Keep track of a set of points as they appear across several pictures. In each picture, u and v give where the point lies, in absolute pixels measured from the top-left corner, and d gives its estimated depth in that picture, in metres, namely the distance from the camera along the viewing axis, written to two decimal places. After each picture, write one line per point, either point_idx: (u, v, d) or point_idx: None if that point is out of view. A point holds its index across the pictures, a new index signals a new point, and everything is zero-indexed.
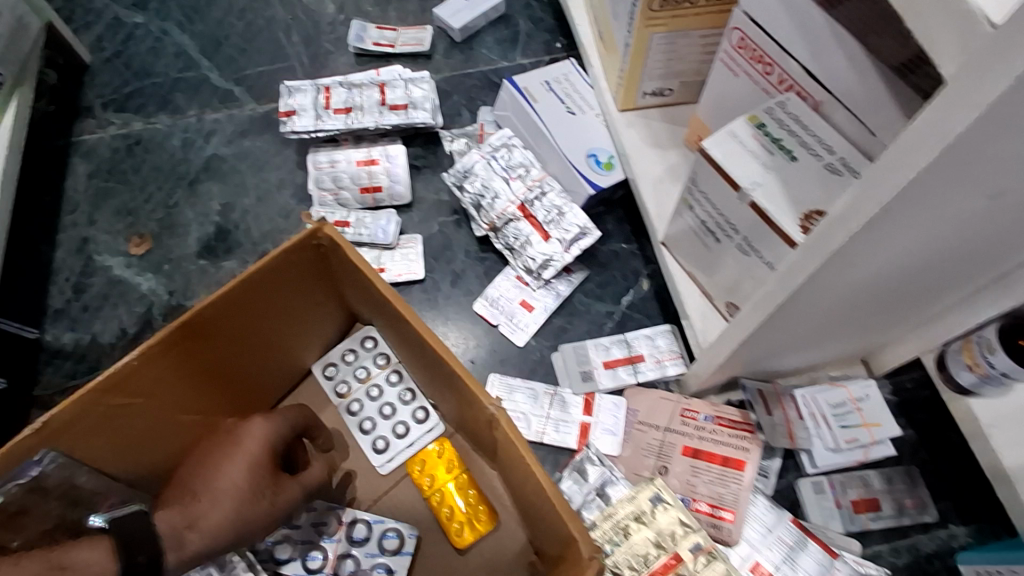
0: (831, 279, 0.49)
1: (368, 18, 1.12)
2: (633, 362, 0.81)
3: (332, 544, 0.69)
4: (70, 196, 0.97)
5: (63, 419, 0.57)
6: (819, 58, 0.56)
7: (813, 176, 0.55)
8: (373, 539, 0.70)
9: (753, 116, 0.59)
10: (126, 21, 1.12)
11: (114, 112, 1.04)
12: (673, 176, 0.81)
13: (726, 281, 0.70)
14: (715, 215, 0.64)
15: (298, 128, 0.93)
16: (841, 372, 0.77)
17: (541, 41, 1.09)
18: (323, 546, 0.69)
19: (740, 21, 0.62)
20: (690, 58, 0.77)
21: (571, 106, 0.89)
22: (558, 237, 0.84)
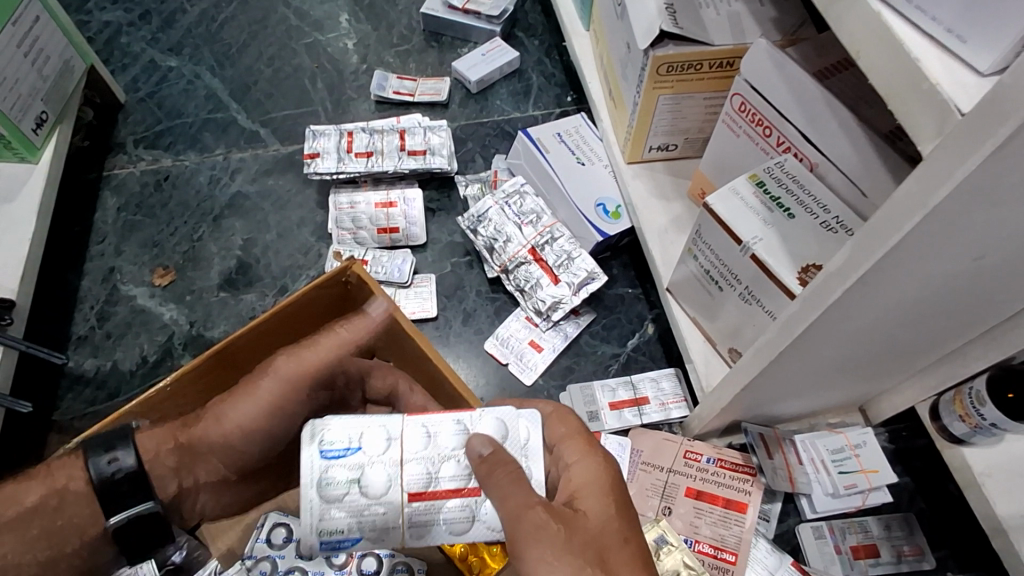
0: (830, 326, 0.52)
1: (390, 68, 1.19)
2: (638, 404, 0.83)
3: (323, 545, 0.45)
4: (99, 227, 1.01)
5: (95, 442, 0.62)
6: (814, 125, 0.61)
7: (810, 232, 0.59)
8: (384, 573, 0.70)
9: (753, 175, 0.64)
10: (160, 64, 1.18)
11: (145, 149, 1.09)
12: (677, 226, 0.85)
13: (728, 327, 0.73)
14: (718, 265, 0.67)
15: (321, 170, 0.98)
16: (839, 420, 0.80)
17: (553, 94, 1.16)
18: (384, 507, 0.45)
19: (742, 88, 0.68)
20: (694, 117, 0.83)
21: (581, 157, 0.94)
22: (567, 281, 0.88)
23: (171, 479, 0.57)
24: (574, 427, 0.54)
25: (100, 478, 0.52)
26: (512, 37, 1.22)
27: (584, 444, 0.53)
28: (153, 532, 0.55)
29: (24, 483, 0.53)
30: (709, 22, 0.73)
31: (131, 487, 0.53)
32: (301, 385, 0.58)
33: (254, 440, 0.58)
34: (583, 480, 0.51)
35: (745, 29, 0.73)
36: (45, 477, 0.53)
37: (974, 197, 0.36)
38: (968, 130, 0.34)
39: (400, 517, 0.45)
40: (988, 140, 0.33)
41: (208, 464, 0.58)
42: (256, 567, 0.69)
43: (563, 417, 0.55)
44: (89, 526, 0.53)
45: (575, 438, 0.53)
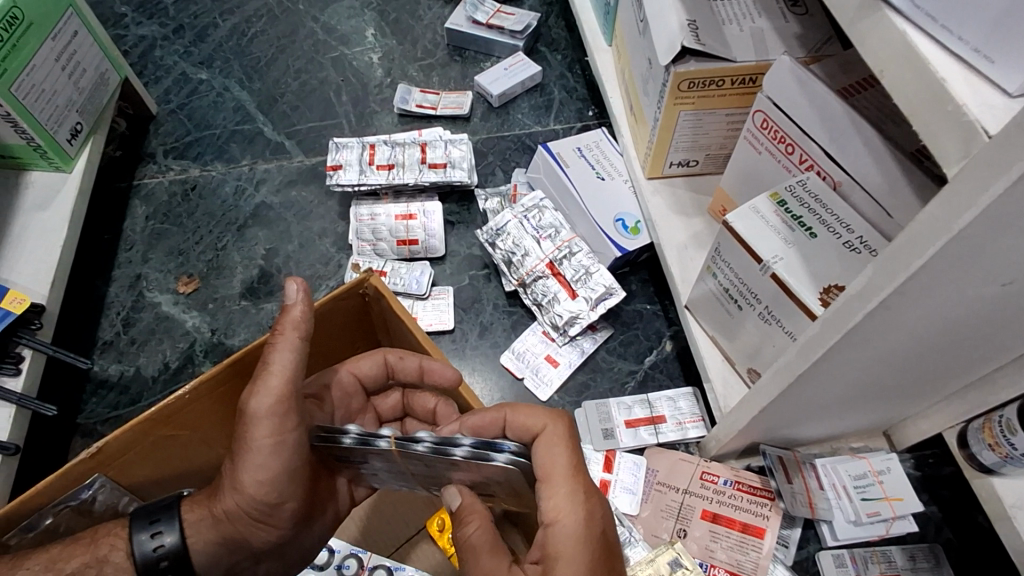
0: (849, 350, 0.51)
1: (413, 82, 1.21)
2: (655, 422, 0.82)
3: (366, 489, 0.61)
4: (127, 236, 1.04)
5: (114, 449, 0.63)
6: (838, 143, 0.60)
7: (833, 253, 0.58)
8: None
9: (775, 193, 0.63)
10: (192, 77, 1.22)
11: (174, 159, 1.12)
12: (697, 243, 0.84)
13: (748, 346, 0.71)
14: (737, 283, 0.66)
15: (343, 181, 0.99)
16: (862, 445, 0.78)
17: (575, 109, 1.16)
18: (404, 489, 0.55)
19: (765, 105, 0.67)
20: (715, 134, 0.82)
21: (601, 172, 0.94)
22: (584, 296, 0.88)
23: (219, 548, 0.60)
24: (558, 464, 0.50)
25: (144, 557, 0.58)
26: (535, 52, 1.23)
27: (568, 491, 0.50)
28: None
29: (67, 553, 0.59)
30: (732, 39, 0.73)
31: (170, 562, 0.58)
32: (284, 420, 0.55)
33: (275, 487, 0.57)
34: (566, 542, 0.48)
35: (769, 45, 0.72)
36: (89, 546, 0.59)
37: (999, 223, 0.35)
38: (996, 153, 0.33)
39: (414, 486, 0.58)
40: (1017, 165, 0.32)
41: (248, 522, 0.58)
42: None
43: (552, 439, 0.52)
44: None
45: (572, 484, 0.50)
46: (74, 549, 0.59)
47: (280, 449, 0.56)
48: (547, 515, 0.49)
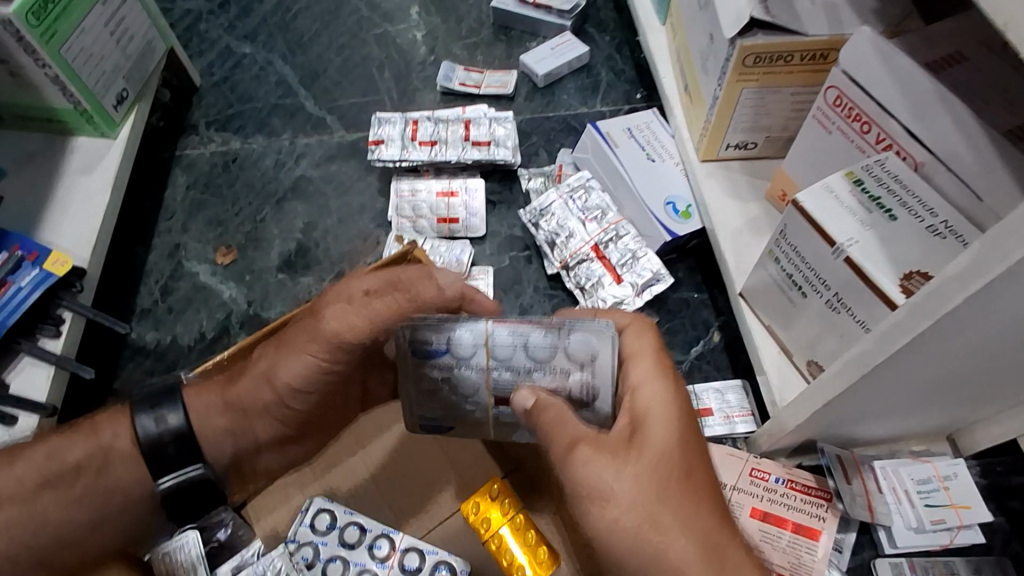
0: (939, 337, 0.47)
1: (457, 60, 1.18)
2: (701, 415, 0.78)
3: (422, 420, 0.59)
4: (168, 205, 1.03)
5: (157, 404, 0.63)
6: (923, 120, 0.56)
7: (913, 237, 0.54)
8: (425, 571, 0.68)
9: (850, 172, 0.59)
10: (236, 51, 1.21)
11: (216, 131, 1.11)
12: (753, 229, 0.80)
13: (808, 337, 0.67)
14: (803, 268, 0.62)
15: (384, 156, 0.97)
16: (923, 449, 0.73)
17: (622, 91, 1.13)
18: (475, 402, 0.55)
19: (839, 80, 0.63)
20: (778, 114, 0.78)
21: (651, 153, 0.91)
22: (630, 281, 0.85)
23: (228, 437, 0.65)
24: (643, 346, 0.53)
25: (148, 438, 0.62)
26: (582, 32, 1.20)
27: (653, 363, 0.52)
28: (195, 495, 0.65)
29: (65, 443, 0.62)
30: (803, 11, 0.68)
31: (176, 445, 0.63)
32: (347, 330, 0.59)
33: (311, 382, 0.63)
34: (647, 402, 0.49)
35: (843, 19, 0.68)
36: (90, 435, 0.62)
37: None
38: None
39: (486, 413, 0.57)
40: None
41: (276, 413, 0.65)
42: (301, 551, 0.70)
43: (636, 338, 0.54)
44: (136, 486, 0.63)
45: (652, 359, 0.52)
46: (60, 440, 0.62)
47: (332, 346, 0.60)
48: (631, 383, 0.51)
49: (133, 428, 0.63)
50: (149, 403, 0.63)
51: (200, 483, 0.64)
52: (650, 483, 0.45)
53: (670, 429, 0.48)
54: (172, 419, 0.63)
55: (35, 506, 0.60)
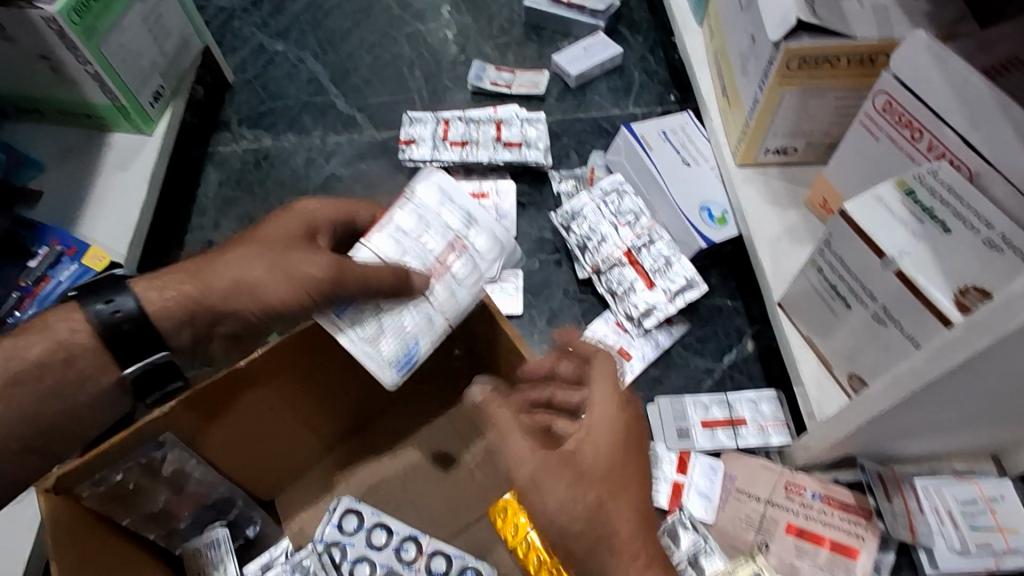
0: (998, 356, 0.45)
1: (488, 59, 1.17)
2: (734, 426, 0.76)
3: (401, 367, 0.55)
4: (200, 201, 1.04)
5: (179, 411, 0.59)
6: (981, 129, 0.54)
7: (969, 252, 0.52)
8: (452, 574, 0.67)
9: (901, 181, 0.57)
10: (268, 48, 1.22)
11: (248, 129, 1.12)
12: (792, 236, 0.78)
13: (848, 349, 0.65)
14: (849, 280, 0.60)
15: (415, 156, 0.97)
16: (966, 467, 0.71)
17: (655, 92, 1.11)
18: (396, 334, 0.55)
19: (889, 85, 0.61)
20: (821, 119, 0.76)
21: (686, 157, 0.89)
22: (663, 287, 0.83)
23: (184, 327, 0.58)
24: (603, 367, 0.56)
25: (102, 323, 0.55)
26: (615, 33, 1.18)
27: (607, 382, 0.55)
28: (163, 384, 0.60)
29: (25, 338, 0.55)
30: (851, 13, 0.66)
31: (132, 328, 0.56)
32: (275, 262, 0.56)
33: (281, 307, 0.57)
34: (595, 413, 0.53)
35: (894, 22, 0.66)
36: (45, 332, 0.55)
37: None
38: None
39: (423, 319, 0.56)
40: None
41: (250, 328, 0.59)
42: (328, 551, 0.68)
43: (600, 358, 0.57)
44: (99, 375, 0.57)
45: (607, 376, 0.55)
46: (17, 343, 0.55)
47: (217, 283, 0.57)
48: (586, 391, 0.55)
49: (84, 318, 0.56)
50: (98, 295, 0.55)
51: (168, 367, 0.59)
52: (571, 479, 0.51)
53: (605, 442, 0.52)
54: (122, 301, 0.56)
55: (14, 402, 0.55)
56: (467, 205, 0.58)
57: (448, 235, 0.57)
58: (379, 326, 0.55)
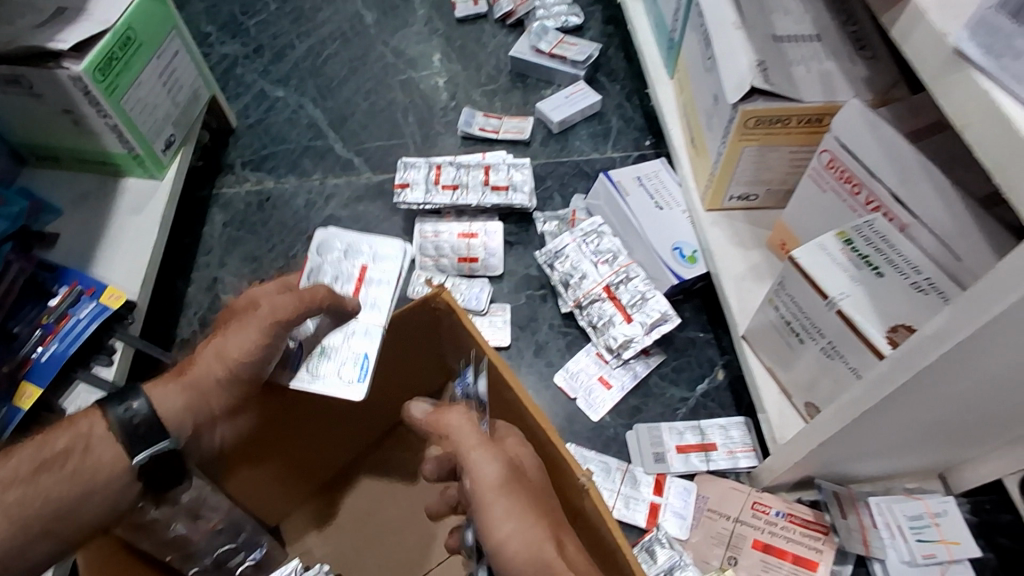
0: (919, 390, 0.53)
1: (477, 106, 1.26)
2: (706, 449, 0.83)
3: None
4: (206, 241, 1.10)
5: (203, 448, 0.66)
6: (908, 186, 0.61)
7: (900, 295, 0.59)
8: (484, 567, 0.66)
9: (842, 232, 0.64)
10: (270, 94, 1.29)
11: (251, 171, 1.19)
12: (755, 275, 0.86)
13: (804, 379, 0.73)
14: (800, 317, 0.68)
15: (410, 200, 1.04)
16: (917, 486, 0.78)
17: (632, 137, 1.20)
18: (330, 371, 0.67)
19: (832, 146, 0.69)
20: (778, 170, 0.84)
21: (659, 202, 0.97)
22: (640, 320, 0.90)
23: (187, 413, 0.62)
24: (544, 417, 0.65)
25: (120, 423, 0.59)
26: (595, 81, 1.27)
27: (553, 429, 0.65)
28: (169, 472, 0.61)
29: (50, 434, 0.59)
30: (799, 80, 0.75)
31: (147, 429, 0.60)
32: (250, 327, 0.61)
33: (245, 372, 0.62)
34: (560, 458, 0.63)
35: (836, 87, 0.75)
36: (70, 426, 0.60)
37: None
38: None
39: (349, 353, 0.68)
40: None
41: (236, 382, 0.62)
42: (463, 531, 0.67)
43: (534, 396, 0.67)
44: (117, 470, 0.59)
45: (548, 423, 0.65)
46: (55, 432, 0.59)
47: (222, 354, 0.61)
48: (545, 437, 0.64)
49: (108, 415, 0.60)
50: (117, 398, 0.60)
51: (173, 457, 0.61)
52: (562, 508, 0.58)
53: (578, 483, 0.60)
54: (138, 406, 0.60)
55: (35, 487, 0.56)
56: (362, 241, 0.77)
57: (357, 265, 0.75)
58: (338, 363, 0.67)
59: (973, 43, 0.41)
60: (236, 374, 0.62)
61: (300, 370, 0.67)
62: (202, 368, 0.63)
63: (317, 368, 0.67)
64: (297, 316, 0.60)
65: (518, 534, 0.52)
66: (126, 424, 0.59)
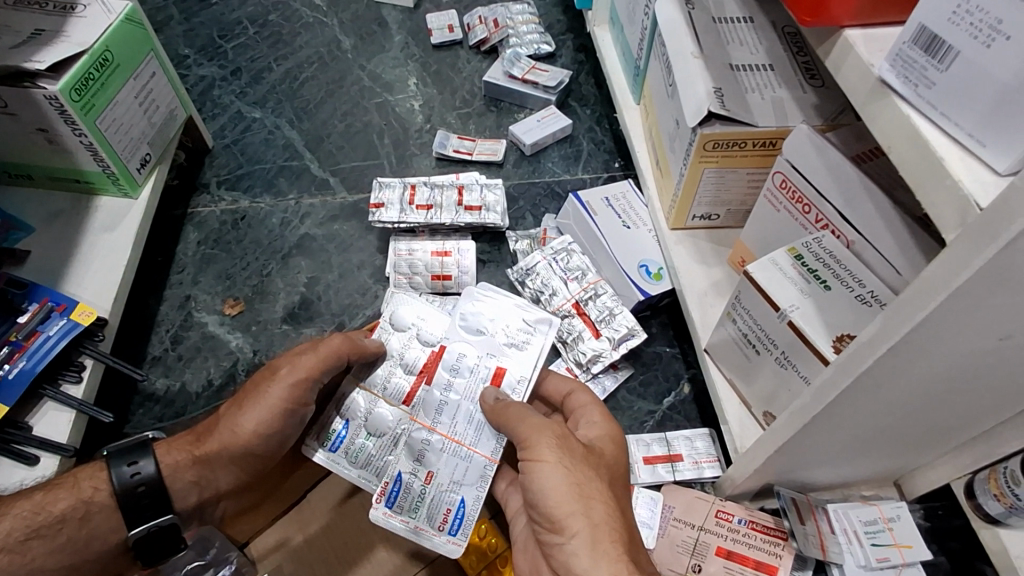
0: (863, 395, 0.56)
1: (451, 128, 1.29)
2: (672, 460, 0.86)
3: (394, 509, 0.72)
4: (180, 259, 1.11)
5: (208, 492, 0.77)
6: (852, 205, 0.65)
7: (845, 306, 0.63)
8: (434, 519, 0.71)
9: (792, 248, 0.69)
10: (246, 116, 1.31)
11: (226, 191, 1.20)
12: (717, 291, 0.90)
13: (764, 391, 0.76)
14: (756, 329, 0.71)
15: (384, 219, 1.06)
16: (873, 493, 0.81)
17: (602, 160, 1.24)
18: (363, 466, 0.76)
19: (784, 167, 0.73)
20: (736, 190, 0.89)
21: (627, 221, 1.01)
22: (607, 335, 0.93)
23: (196, 486, 0.76)
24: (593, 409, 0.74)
25: (125, 487, 0.72)
26: (566, 106, 1.32)
27: (602, 413, 0.73)
28: (162, 543, 0.75)
29: (49, 495, 0.70)
30: (754, 105, 0.79)
31: (143, 492, 0.73)
32: (267, 399, 0.74)
33: (263, 439, 0.75)
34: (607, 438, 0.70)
35: (788, 113, 0.79)
36: (72, 488, 0.71)
37: (993, 281, 0.40)
38: (988, 222, 0.38)
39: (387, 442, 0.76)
40: (1006, 230, 0.37)
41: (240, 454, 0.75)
42: None
43: (582, 393, 0.77)
44: (108, 536, 0.72)
45: (598, 409, 0.74)
46: (58, 492, 0.70)
47: (235, 430, 0.75)
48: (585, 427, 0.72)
49: (110, 481, 0.72)
50: (125, 458, 0.73)
51: (168, 531, 0.74)
52: (606, 474, 0.65)
53: (614, 461, 0.68)
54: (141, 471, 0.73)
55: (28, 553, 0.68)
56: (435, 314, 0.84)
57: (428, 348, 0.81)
58: (368, 454, 0.76)
59: (894, 73, 0.45)
60: (247, 449, 0.75)
61: (336, 452, 0.77)
62: (213, 443, 0.75)
63: (357, 455, 0.76)
64: (313, 376, 0.75)
65: (559, 479, 0.62)
66: (126, 492, 0.72)
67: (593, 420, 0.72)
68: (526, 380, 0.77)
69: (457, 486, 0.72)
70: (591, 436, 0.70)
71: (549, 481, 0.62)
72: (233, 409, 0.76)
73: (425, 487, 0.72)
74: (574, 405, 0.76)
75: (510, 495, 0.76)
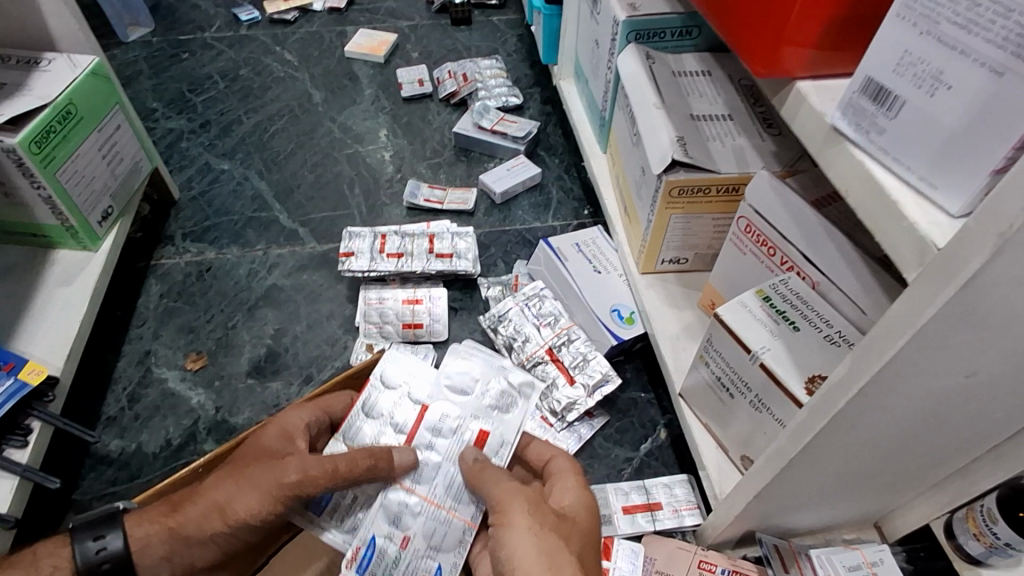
0: (837, 436, 0.55)
1: (422, 178, 1.30)
2: (651, 509, 0.84)
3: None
4: (140, 313, 1.07)
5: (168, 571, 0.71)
6: (815, 247, 0.66)
7: (814, 347, 0.63)
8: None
9: (760, 290, 0.70)
10: (214, 168, 1.30)
11: (192, 242, 1.17)
12: (689, 334, 0.90)
13: (740, 435, 0.75)
14: (729, 373, 0.71)
15: (354, 267, 1.05)
16: (855, 537, 0.80)
17: (571, 207, 1.25)
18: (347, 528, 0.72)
19: (747, 212, 0.75)
20: (703, 235, 0.90)
21: (598, 266, 1.01)
22: (582, 382, 0.92)
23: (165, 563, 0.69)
24: (568, 475, 0.71)
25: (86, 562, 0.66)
26: (535, 155, 1.34)
27: (576, 480, 0.70)
28: None
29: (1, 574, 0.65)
30: (715, 152, 0.82)
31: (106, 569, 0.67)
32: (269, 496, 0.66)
33: (250, 527, 0.68)
34: (582, 507, 0.67)
35: (748, 160, 0.81)
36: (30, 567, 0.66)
37: (955, 317, 0.41)
38: (946, 261, 0.39)
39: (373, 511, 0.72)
40: (965, 268, 0.38)
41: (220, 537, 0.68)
42: None
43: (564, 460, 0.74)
44: None
45: (573, 475, 0.71)
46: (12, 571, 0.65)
47: (225, 511, 0.67)
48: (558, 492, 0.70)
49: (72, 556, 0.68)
50: (90, 533, 0.68)
51: None
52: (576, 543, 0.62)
53: (586, 530, 0.65)
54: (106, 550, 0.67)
55: None
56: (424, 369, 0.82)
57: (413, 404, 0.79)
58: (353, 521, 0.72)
59: (845, 120, 0.47)
60: (231, 532, 0.68)
61: (320, 515, 0.73)
62: (195, 520, 0.68)
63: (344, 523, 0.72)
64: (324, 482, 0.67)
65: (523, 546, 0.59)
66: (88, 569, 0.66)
67: (568, 486, 0.69)
68: (509, 443, 0.76)
69: (434, 552, 0.69)
70: (563, 503, 0.67)
71: (513, 549, 0.59)
72: (232, 487, 0.68)
73: (400, 552, 0.69)
74: (552, 470, 0.74)
75: (482, 561, 0.73)
